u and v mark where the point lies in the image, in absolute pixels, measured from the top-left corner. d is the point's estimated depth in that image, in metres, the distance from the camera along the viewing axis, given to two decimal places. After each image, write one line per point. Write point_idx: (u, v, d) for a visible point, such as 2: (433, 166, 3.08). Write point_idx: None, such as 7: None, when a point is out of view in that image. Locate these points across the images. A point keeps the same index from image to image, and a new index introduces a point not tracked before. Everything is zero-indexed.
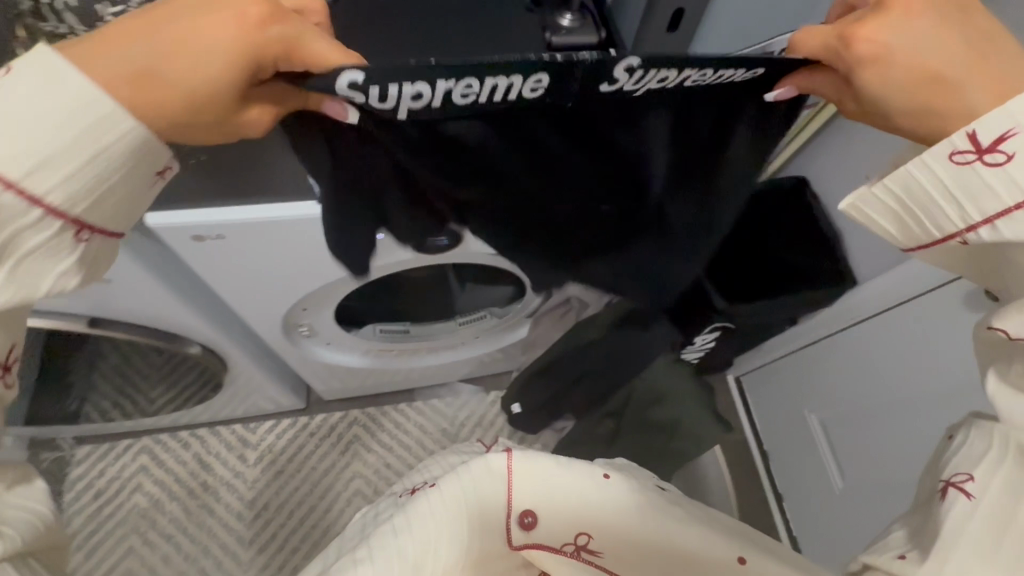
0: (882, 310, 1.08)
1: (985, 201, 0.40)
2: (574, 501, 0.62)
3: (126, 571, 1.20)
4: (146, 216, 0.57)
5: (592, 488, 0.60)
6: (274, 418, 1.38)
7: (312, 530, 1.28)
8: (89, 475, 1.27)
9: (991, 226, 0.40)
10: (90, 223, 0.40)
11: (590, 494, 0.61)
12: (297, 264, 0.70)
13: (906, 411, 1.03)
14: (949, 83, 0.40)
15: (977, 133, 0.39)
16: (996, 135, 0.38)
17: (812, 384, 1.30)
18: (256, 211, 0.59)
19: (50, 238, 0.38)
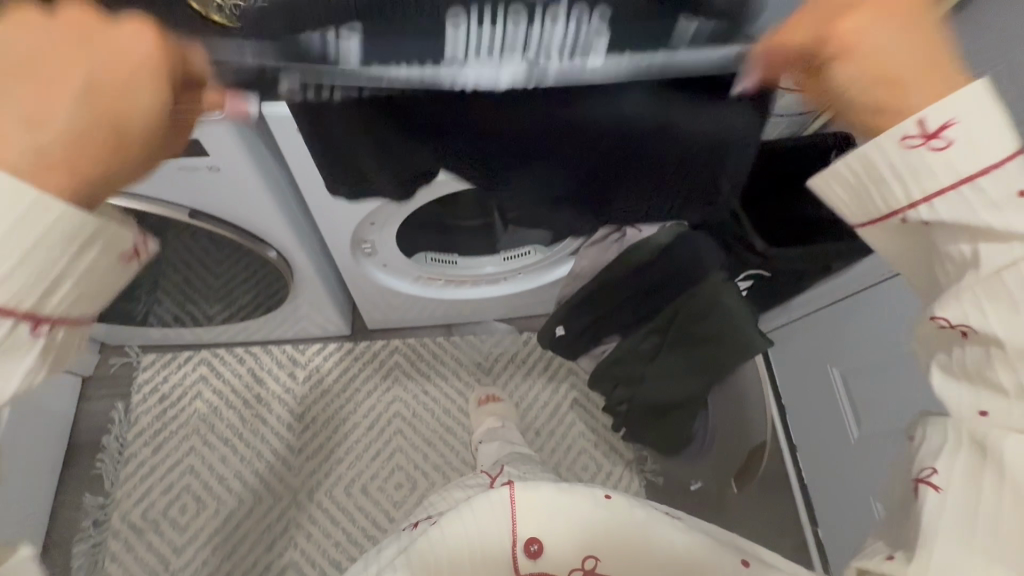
0: None
1: (926, 181, 0.38)
2: (584, 524, 0.60)
3: (188, 467, 1.31)
4: (265, 105, 0.64)
5: (593, 508, 0.60)
6: (321, 342, 1.47)
7: (355, 445, 1.38)
8: (154, 380, 1.38)
9: (931, 206, 0.38)
10: (47, 315, 0.34)
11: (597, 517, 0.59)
12: None
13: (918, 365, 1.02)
14: (904, 87, 0.37)
15: (925, 118, 0.36)
16: (939, 121, 0.36)
17: (819, 342, 1.28)
18: None
19: (3, 339, 0.32)
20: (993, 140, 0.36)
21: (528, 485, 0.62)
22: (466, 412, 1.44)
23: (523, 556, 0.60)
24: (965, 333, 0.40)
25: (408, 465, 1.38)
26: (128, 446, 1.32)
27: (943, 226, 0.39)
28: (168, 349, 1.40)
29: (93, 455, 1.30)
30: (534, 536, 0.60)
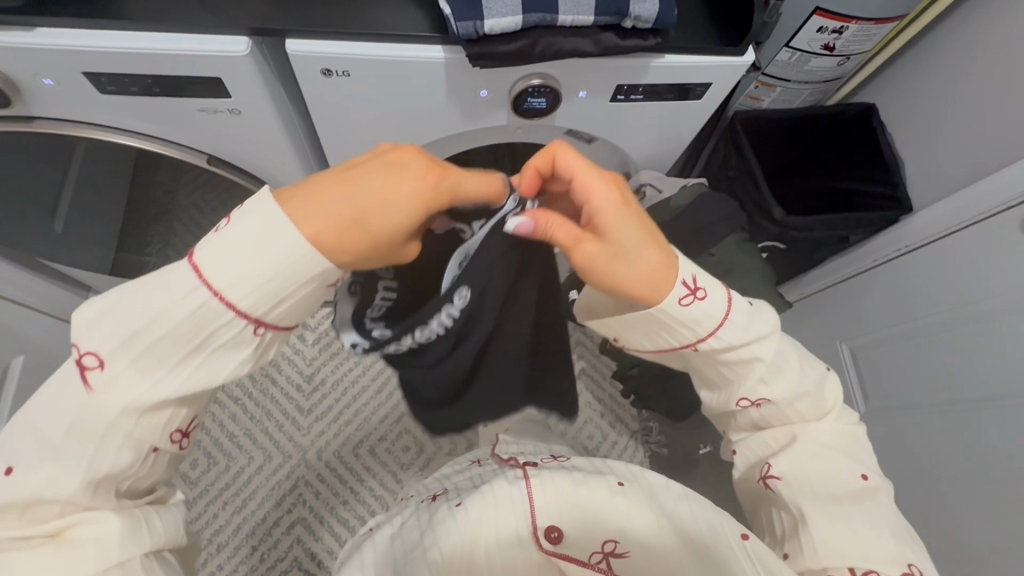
0: (931, 239, 1.06)
1: (703, 322, 0.55)
2: (595, 505, 0.64)
3: (199, 424, 1.32)
4: (288, 41, 0.62)
5: (610, 498, 0.64)
6: (331, 306, 1.47)
7: (364, 408, 1.39)
8: None
9: (705, 292, 0.54)
10: (264, 321, 0.46)
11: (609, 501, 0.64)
12: (400, 121, 0.73)
13: (932, 338, 1.03)
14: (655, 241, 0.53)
15: (686, 281, 0.53)
16: (691, 278, 0.54)
17: (832, 318, 1.29)
18: (387, 50, 0.63)
19: (235, 334, 0.45)
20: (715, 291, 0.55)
21: (544, 480, 0.67)
22: None
23: (545, 541, 0.65)
24: (701, 297, 0.54)
25: (415, 429, 1.39)
26: None
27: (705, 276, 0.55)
28: None
29: None
30: (551, 524, 0.66)
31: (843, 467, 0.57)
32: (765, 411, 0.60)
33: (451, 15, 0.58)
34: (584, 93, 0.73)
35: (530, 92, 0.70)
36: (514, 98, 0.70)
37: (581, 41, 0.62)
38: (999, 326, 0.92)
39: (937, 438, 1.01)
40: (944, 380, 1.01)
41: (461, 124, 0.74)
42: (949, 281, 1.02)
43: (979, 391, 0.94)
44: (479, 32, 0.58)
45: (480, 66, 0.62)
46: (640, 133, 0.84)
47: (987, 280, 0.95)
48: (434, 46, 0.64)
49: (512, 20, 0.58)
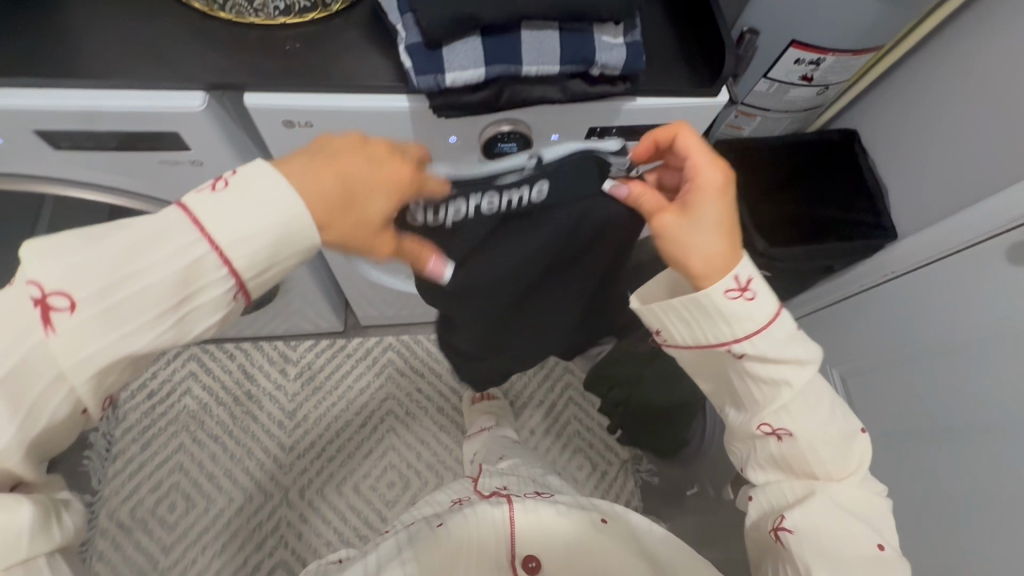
0: (916, 266, 1.05)
1: (742, 324, 0.53)
2: (564, 538, 0.71)
3: (177, 464, 1.29)
4: (247, 95, 0.60)
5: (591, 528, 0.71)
6: (312, 339, 1.45)
7: (347, 443, 1.36)
8: (141, 376, 1.35)
9: (755, 293, 0.53)
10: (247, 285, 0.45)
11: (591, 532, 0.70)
12: None
13: (920, 365, 1.02)
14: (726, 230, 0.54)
15: (738, 276, 0.52)
16: (745, 277, 0.53)
17: (820, 343, 1.28)
18: (349, 102, 0.62)
19: (220, 292, 0.44)
20: (767, 301, 0.54)
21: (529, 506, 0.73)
22: (460, 410, 1.43)
23: (522, 570, 0.69)
24: (751, 296, 0.53)
25: (401, 463, 1.36)
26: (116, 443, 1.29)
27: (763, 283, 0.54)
28: None
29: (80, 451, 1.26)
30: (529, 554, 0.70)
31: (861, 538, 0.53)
32: (795, 451, 0.56)
33: (412, 69, 0.57)
34: (555, 135, 0.71)
35: (500, 138, 0.68)
36: (484, 143, 0.68)
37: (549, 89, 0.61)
38: (985, 355, 0.90)
39: (927, 470, 0.99)
40: (934, 411, 0.99)
41: None
42: (937, 309, 1.00)
43: (969, 421, 0.92)
44: (442, 85, 0.57)
45: (446, 116, 0.61)
46: None
47: (973, 307, 0.93)
48: (397, 96, 0.63)
49: (474, 74, 0.56)
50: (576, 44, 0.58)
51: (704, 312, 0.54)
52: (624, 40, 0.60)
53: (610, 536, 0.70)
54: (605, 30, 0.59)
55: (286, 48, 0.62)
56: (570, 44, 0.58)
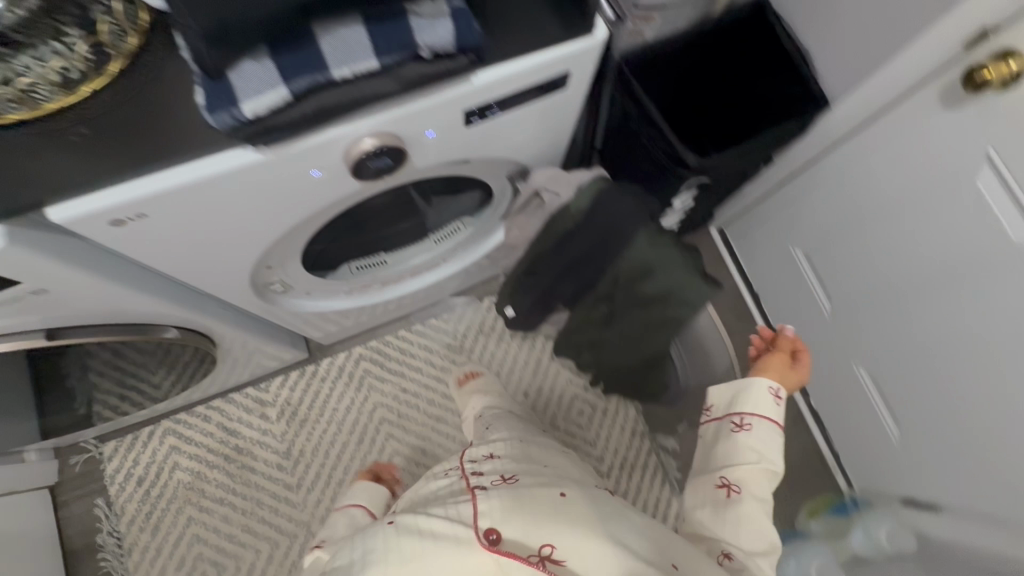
0: (867, 118, 1.01)
1: (730, 444, 0.76)
2: (523, 510, 0.66)
3: (194, 536, 1.28)
4: (46, 211, 0.51)
5: (552, 511, 0.67)
6: (283, 373, 1.41)
7: (351, 463, 1.35)
8: (124, 467, 1.32)
9: (744, 425, 0.76)
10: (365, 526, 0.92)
11: (542, 522, 0.65)
12: (237, 225, 0.63)
13: (894, 219, 1.01)
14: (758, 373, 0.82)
15: (778, 390, 0.78)
16: (748, 412, 0.77)
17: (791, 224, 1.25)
18: (166, 179, 0.53)
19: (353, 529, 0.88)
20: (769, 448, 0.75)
21: (487, 495, 0.68)
22: (450, 396, 1.41)
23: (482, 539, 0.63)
24: (743, 435, 0.75)
25: (410, 464, 1.36)
26: (125, 537, 1.28)
27: (761, 435, 0.76)
28: (127, 430, 1.33)
29: (92, 556, 1.27)
30: (491, 525, 0.64)
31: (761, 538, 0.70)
32: (749, 442, 0.75)
33: (204, 106, 0.48)
34: (430, 131, 0.63)
35: (369, 158, 0.59)
36: (353, 165, 0.59)
37: (375, 88, 0.51)
38: (971, 201, 0.88)
39: (929, 318, 1.01)
40: (917, 264, 1.00)
41: (316, 202, 0.66)
42: (894, 160, 0.98)
43: (938, 259, 0.96)
44: (244, 119, 0.48)
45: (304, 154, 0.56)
46: (513, 139, 0.75)
47: (933, 154, 0.91)
48: (243, 148, 0.53)
49: (272, 96, 0.47)
50: (388, 33, 0.49)
51: (739, 395, 0.79)
52: (448, 7, 0.51)
53: (556, 511, 0.67)
54: (422, 3, 0.50)
55: (73, 138, 0.52)
56: (382, 35, 0.49)
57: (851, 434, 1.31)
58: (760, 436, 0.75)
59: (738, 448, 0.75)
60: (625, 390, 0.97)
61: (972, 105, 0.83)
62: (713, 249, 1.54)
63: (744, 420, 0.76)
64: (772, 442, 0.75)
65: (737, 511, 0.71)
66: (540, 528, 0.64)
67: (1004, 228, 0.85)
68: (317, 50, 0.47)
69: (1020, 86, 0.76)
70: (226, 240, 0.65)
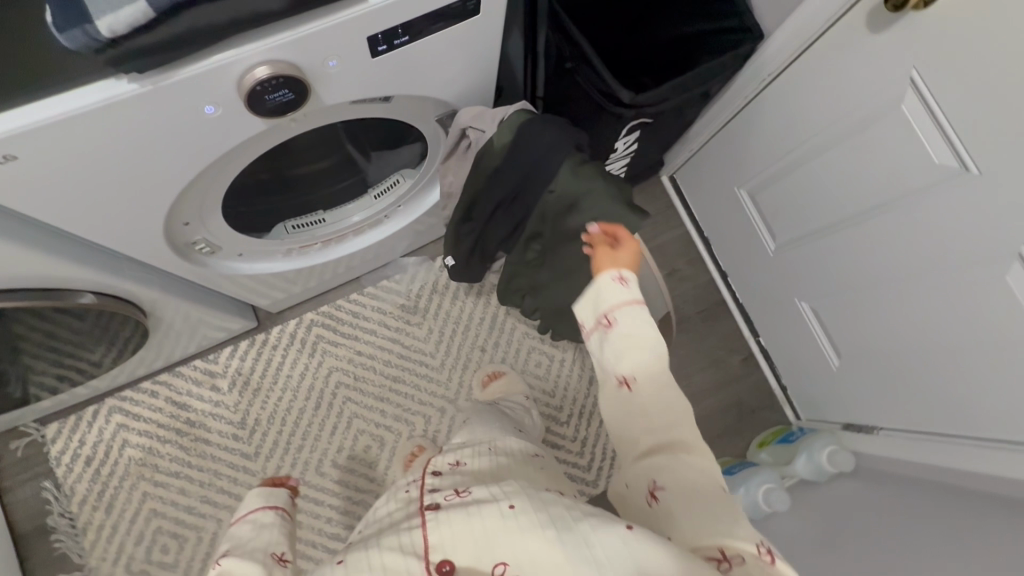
0: (801, 51, 1.00)
1: (603, 343, 0.69)
2: (479, 530, 0.56)
3: (150, 511, 1.26)
4: None
5: (502, 524, 0.55)
6: (232, 343, 1.37)
7: (309, 429, 1.34)
8: (70, 448, 1.28)
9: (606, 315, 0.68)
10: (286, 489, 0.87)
11: (496, 534, 0.55)
12: (130, 170, 0.60)
13: (831, 151, 1.01)
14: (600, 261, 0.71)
15: (621, 271, 0.68)
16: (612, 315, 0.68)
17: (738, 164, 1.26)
18: (33, 115, 0.49)
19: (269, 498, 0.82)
20: (643, 336, 0.67)
21: (439, 520, 0.58)
22: (407, 357, 1.40)
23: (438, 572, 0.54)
24: (609, 325, 0.68)
25: (369, 426, 1.35)
26: (77, 517, 1.25)
27: (625, 318, 0.67)
28: (69, 410, 1.29)
29: (44, 539, 1.24)
30: (443, 557, 0.55)
31: (702, 480, 0.60)
32: (624, 341, 0.67)
33: (56, 27, 0.44)
34: (334, 61, 0.59)
35: (265, 88, 0.56)
36: (247, 96, 0.55)
37: (254, 3, 0.48)
38: (897, 128, 0.88)
39: (862, 248, 1.04)
40: (853, 194, 1.01)
41: (219, 145, 0.62)
42: (827, 90, 0.98)
43: (872, 189, 0.97)
44: (101, 38, 0.44)
45: (186, 82, 0.52)
46: (437, 79, 0.72)
47: (862, 81, 0.92)
48: (115, 79, 0.50)
49: (132, 11, 0.44)
50: None
51: (592, 294, 0.69)
52: None
53: (511, 526, 0.55)
54: None
55: None
56: None
57: (798, 368, 1.35)
58: (628, 325, 0.67)
59: (613, 347, 0.68)
60: (574, 334, 0.98)
61: (896, 27, 0.83)
62: (664, 197, 1.54)
63: (610, 316, 0.68)
64: (639, 323, 0.67)
65: (673, 461, 0.62)
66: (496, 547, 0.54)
67: (928, 152, 0.85)
68: None
69: (939, 2, 0.76)
70: (122, 188, 0.62)
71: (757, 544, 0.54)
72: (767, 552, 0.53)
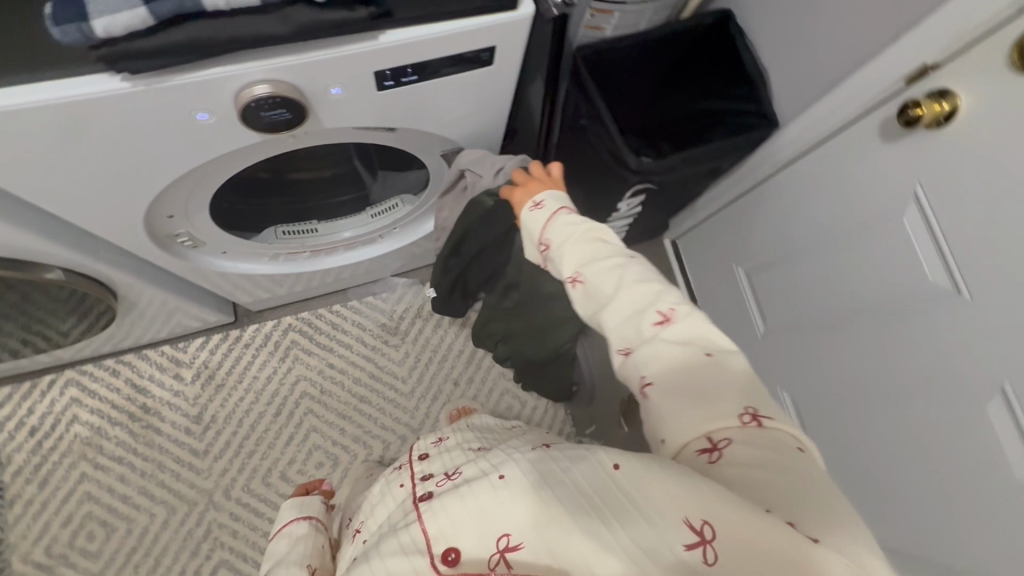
0: (810, 147, 1.02)
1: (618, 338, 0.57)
2: (479, 518, 0.46)
3: (84, 494, 1.22)
4: None
5: (491, 501, 0.45)
6: (204, 334, 1.35)
7: (264, 434, 1.30)
8: (18, 414, 1.24)
9: (583, 292, 0.60)
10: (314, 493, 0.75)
11: (492, 510, 0.45)
12: (113, 163, 0.59)
13: (832, 248, 1.00)
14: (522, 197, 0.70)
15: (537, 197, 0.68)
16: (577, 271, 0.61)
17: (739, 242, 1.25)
18: (17, 96, 0.49)
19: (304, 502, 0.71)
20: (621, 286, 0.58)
21: (437, 508, 0.48)
22: (378, 378, 1.37)
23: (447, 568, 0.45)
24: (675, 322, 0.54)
25: (326, 442, 1.31)
26: (9, 488, 1.21)
27: (559, 238, 0.64)
28: (26, 376, 1.26)
29: None
30: (448, 545, 0.46)
31: (684, 351, 0.53)
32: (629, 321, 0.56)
33: (52, 19, 0.44)
34: (337, 89, 0.59)
35: (261, 105, 0.55)
36: (242, 110, 0.55)
37: (258, 26, 0.48)
38: (898, 238, 0.87)
39: (845, 349, 1.00)
40: (848, 294, 0.99)
41: (209, 151, 0.61)
42: (833, 189, 0.99)
43: (869, 293, 0.95)
44: (95, 36, 0.45)
45: (179, 87, 0.52)
46: (441, 120, 0.72)
47: (867, 187, 0.92)
48: (106, 75, 0.50)
49: (131, 16, 0.44)
50: None
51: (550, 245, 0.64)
52: None
53: (511, 501, 0.45)
54: None
55: None
56: None
57: None
58: (567, 247, 0.63)
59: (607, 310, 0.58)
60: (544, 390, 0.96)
61: (903, 142, 0.84)
62: (663, 261, 1.54)
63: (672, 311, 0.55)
64: (577, 237, 0.63)
65: (703, 389, 0.51)
66: (500, 522, 0.44)
67: (921, 265, 0.85)
68: None
69: (949, 125, 0.77)
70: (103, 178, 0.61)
71: (744, 411, 0.49)
72: (753, 414, 0.49)
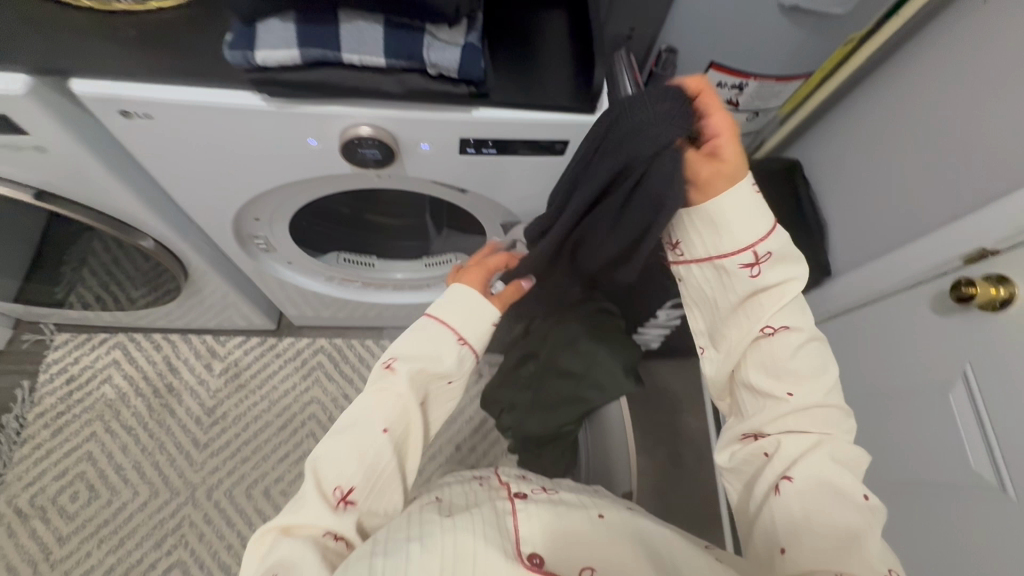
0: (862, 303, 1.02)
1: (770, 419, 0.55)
2: (567, 542, 0.48)
3: (86, 454, 1.27)
4: (72, 80, 0.60)
5: (589, 529, 0.49)
6: (245, 334, 1.44)
7: (264, 444, 1.32)
8: (63, 361, 1.34)
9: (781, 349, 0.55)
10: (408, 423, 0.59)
11: (583, 532, 0.49)
12: (227, 162, 0.70)
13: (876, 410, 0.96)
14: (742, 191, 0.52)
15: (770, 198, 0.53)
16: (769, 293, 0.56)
17: None
18: (178, 92, 0.61)
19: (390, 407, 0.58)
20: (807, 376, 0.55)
21: (530, 511, 0.50)
22: None
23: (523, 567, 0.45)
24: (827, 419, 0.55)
25: None
26: (27, 427, 1.27)
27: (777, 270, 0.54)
28: (84, 329, 1.37)
29: None
30: (533, 550, 0.46)
31: (837, 475, 0.51)
32: (777, 413, 0.55)
33: (230, 44, 0.57)
34: (425, 145, 0.68)
35: (359, 143, 0.65)
36: (344, 144, 0.65)
37: (375, 81, 0.59)
38: (945, 416, 0.83)
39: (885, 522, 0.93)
40: (889, 463, 0.93)
41: (306, 170, 0.71)
42: (881, 350, 0.96)
43: (912, 467, 0.89)
44: (255, 62, 0.56)
45: (301, 115, 0.62)
46: (505, 193, 0.80)
47: (917, 355, 0.89)
48: (249, 92, 0.61)
49: (284, 53, 0.56)
50: (400, 40, 0.58)
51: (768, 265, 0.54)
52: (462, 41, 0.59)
53: (608, 534, 0.49)
54: (440, 30, 0.59)
55: (128, 38, 0.62)
56: (394, 41, 0.58)
57: None
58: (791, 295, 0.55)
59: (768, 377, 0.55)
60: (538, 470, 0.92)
61: (955, 318, 0.83)
62: None
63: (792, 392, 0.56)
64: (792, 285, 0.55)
65: (829, 511, 0.50)
66: (587, 548, 0.47)
67: (966, 455, 0.79)
68: (336, 32, 0.56)
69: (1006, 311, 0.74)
70: (215, 173, 0.72)
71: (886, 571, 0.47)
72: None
